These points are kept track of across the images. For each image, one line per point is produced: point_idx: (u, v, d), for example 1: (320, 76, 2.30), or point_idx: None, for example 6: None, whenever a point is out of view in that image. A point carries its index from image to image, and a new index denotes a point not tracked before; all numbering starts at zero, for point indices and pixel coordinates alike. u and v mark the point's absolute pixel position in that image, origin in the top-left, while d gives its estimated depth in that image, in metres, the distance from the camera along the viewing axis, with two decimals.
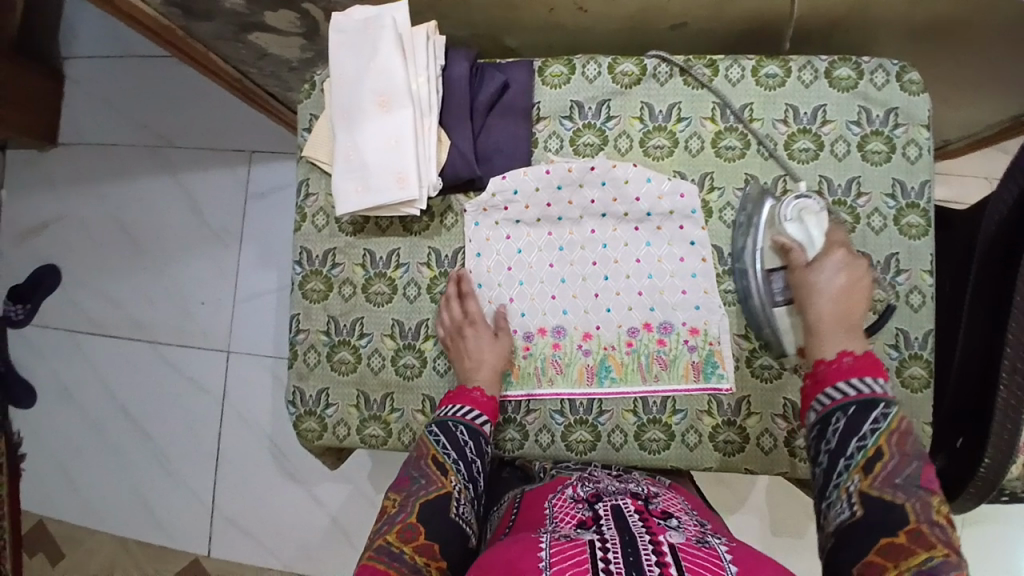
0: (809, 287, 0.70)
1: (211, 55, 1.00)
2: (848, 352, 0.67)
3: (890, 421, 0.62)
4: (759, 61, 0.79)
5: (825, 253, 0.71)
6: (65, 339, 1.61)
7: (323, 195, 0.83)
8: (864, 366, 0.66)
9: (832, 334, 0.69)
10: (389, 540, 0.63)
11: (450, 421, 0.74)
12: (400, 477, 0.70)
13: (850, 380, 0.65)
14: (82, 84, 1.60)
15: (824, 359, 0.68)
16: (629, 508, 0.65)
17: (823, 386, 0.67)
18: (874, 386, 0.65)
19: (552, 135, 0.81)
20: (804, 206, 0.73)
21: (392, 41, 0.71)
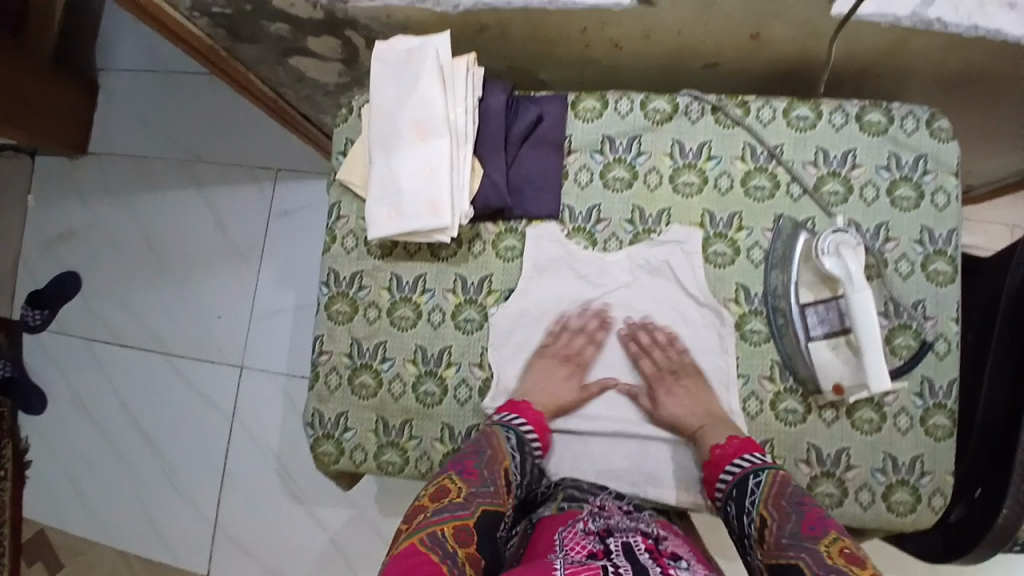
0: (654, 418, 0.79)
1: (249, 75, 1.02)
2: (717, 444, 0.74)
3: (764, 489, 0.68)
4: (790, 104, 0.80)
5: (863, 287, 0.70)
6: (80, 346, 1.62)
7: (354, 217, 0.84)
8: (735, 450, 0.73)
9: (705, 427, 0.76)
10: (443, 533, 0.60)
11: (524, 441, 0.75)
12: (470, 467, 0.68)
13: (726, 468, 0.72)
14: (116, 96, 1.64)
15: (716, 443, 0.74)
16: (640, 543, 0.63)
17: (713, 482, 0.74)
18: (744, 465, 0.71)
19: (582, 168, 0.81)
20: (839, 240, 0.72)
21: (432, 71, 0.71)
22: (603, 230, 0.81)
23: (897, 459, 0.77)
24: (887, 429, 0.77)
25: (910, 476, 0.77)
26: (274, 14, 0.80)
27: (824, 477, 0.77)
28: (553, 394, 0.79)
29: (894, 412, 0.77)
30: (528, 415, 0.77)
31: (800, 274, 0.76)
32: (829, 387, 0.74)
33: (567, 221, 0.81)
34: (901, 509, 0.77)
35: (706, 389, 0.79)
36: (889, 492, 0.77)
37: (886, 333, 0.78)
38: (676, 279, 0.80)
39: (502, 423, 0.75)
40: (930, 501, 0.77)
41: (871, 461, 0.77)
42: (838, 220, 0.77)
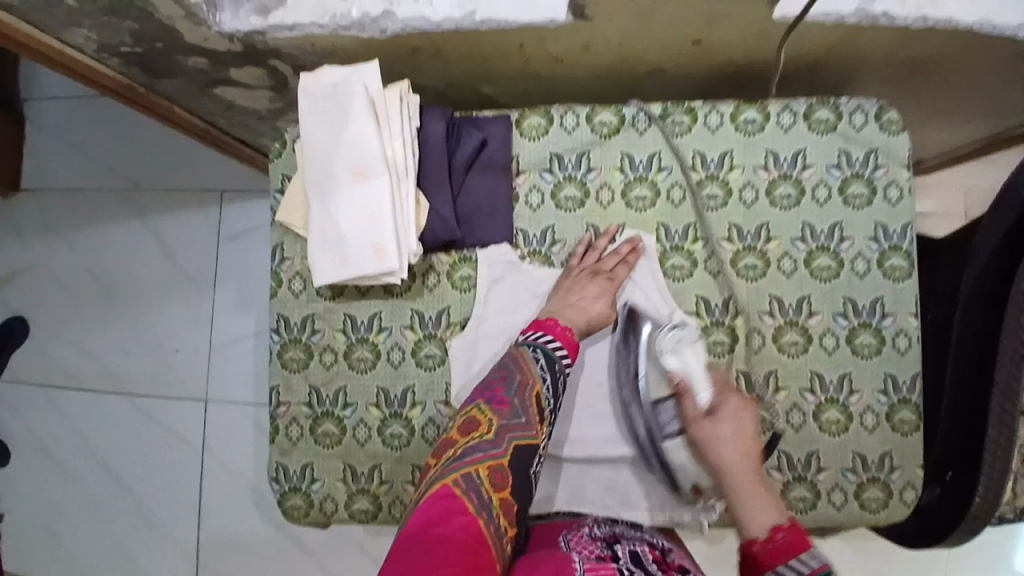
0: (710, 443, 0.67)
1: (177, 109, 0.96)
2: (779, 526, 0.59)
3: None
4: (737, 107, 0.77)
5: (717, 397, 0.69)
6: (35, 392, 1.55)
7: (299, 258, 0.80)
8: (794, 539, 0.58)
9: (760, 500, 0.62)
10: (477, 474, 0.59)
11: (546, 350, 0.69)
12: (501, 398, 0.65)
13: (790, 564, 0.57)
14: (43, 126, 1.55)
15: (756, 536, 0.60)
16: (647, 553, 0.63)
17: (764, 570, 0.58)
18: (812, 563, 0.56)
19: (532, 189, 0.78)
20: (679, 335, 0.72)
21: (364, 108, 0.67)
22: (560, 252, 0.78)
23: (865, 458, 0.77)
24: (854, 429, 0.77)
25: (879, 473, 0.76)
26: (189, 49, 0.75)
27: (795, 481, 0.77)
28: (587, 309, 0.73)
29: (860, 411, 0.77)
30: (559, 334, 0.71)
31: (648, 374, 0.74)
32: (686, 487, 0.72)
33: (522, 245, 0.78)
34: (873, 506, 0.76)
35: (749, 438, 0.67)
36: (860, 490, 0.77)
37: (847, 333, 0.77)
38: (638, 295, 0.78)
39: (528, 342, 0.70)
40: (902, 495, 0.76)
41: (840, 462, 0.77)
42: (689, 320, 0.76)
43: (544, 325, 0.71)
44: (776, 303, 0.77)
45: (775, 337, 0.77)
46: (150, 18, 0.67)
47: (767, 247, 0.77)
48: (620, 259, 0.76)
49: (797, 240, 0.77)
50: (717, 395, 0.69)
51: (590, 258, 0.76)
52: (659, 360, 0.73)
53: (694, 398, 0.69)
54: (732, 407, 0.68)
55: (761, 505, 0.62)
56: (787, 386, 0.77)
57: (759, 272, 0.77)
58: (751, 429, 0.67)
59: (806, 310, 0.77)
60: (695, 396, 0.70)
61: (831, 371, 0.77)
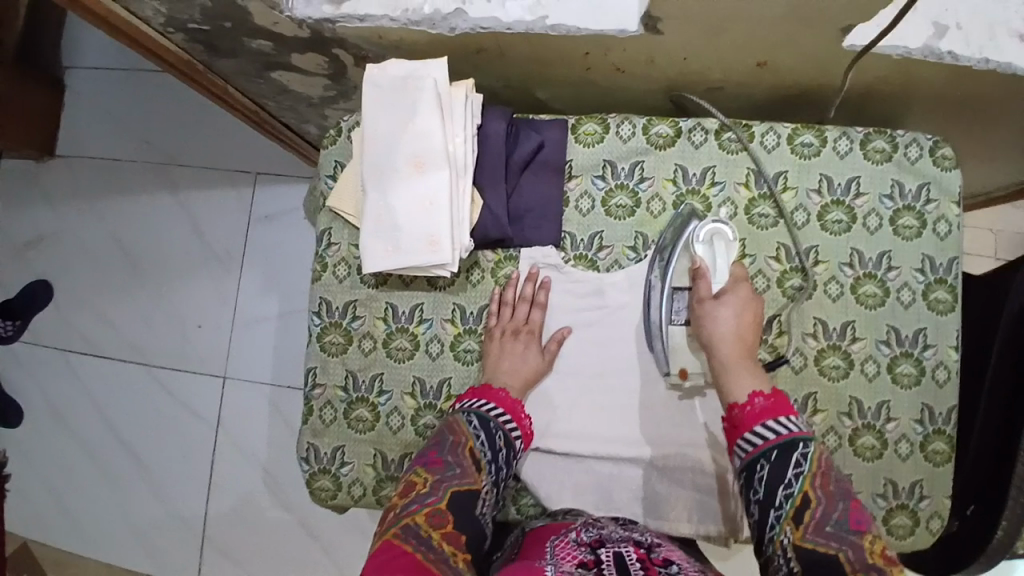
0: (705, 318, 0.70)
1: (230, 89, 0.97)
2: (759, 392, 0.65)
3: (812, 464, 0.60)
4: (794, 130, 0.79)
5: (727, 287, 0.72)
6: (55, 356, 1.56)
7: (345, 245, 0.81)
8: (774, 407, 0.63)
9: (745, 372, 0.67)
10: (416, 522, 0.61)
11: (488, 420, 0.71)
12: (433, 457, 0.67)
13: (766, 423, 0.62)
14: (85, 95, 1.58)
15: (736, 402, 0.65)
16: (632, 555, 0.62)
17: (740, 430, 0.64)
18: (789, 427, 0.62)
19: (584, 194, 0.79)
20: (715, 229, 0.76)
21: (432, 102, 0.68)
22: (606, 257, 0.78)
23: (897, 484, 0.78)
24: (888, 456, 0.78)
25: (909, 500, 0.77)
26: (255, 31, 0.76)
27: None
28: (520, 369, 0.75)
29: (895, 439, 0.78)
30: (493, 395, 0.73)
31: (677, 263, 0.76)
32: (674, 369, 0.74)
33: (569, 249, 0.79)
34: (900, 532, 0.77)
35: (755, 327, 0.70)
36: (888, 516, 0.78)
37: (889, 361, 0.78)
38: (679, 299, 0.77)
39: (465, 409, 0.72)
40: (928, 523, 0.77)
41: (871, 487, 0.78)
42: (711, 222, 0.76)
43: (484, 393, 0.73)
44: (820, 325, 0.78)
45: (816, 360, 0.78)
46: None
47: (815, 269, 0.78)
48: (528, 303, 0.77)
49: (844, 265, 0.78)
50: (731, 284, 0.73)
51: (506, 314, 0.77)
52: (684, 246, 0.76)
53: (708, 283, 0.73)
54: (739, 294, 0.71)
55: (746, 376, 0.66)
56: (825, 409, 0.78)
57: (805, 293, 0.78)
58: (753, 321, 0.70)
59: (850, 335, 0.78)
60: (709, 281, 0.73)
61: (869, 398, 0.78)
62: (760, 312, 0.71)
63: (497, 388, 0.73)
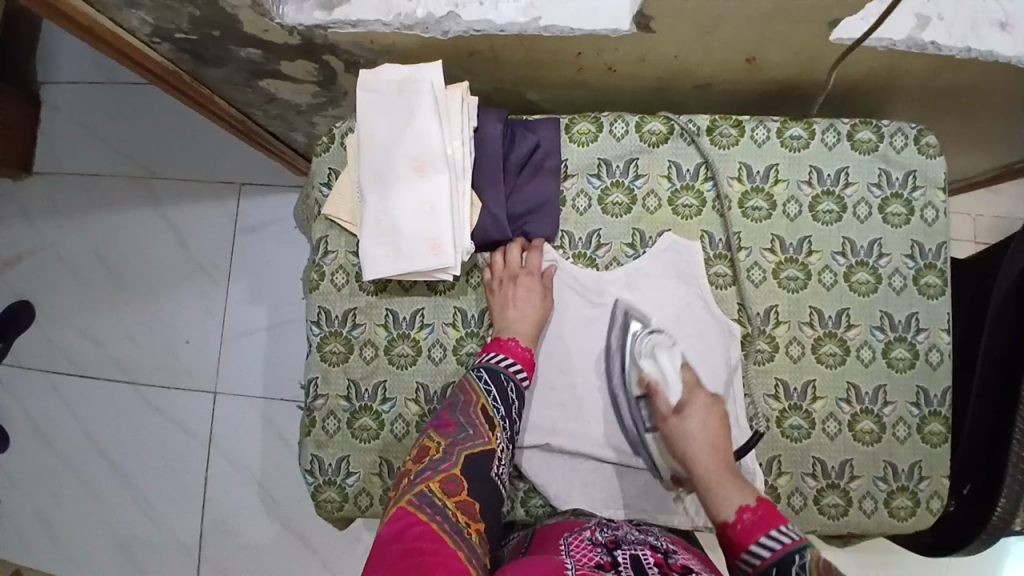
0: (679, 435, 0.70)
1: (217, 99, 0.96)
2: (747, 506, 0.64)
3: (813, 574, 0.57)
4: (784, 123, 0.80)
5: (686, 396, 0.72)
6: (39, 377, 1.52)
7: (343, 252, 0.80)
8: (765, 519, 0.62)
9: (728, 483, 0.66)
10: (431, 488, 0.62)
11: (499, 372, 0.72)
12: (446, 419, 0.70)
13: (760, 540, 0.61)
14: (62, 111, 1.55)
15: (727, 521, 0.64)
16: (649, 559, 0.62)
17: (738, 549, 0.62)
18: (784, 537, 0.60)
19: (580, 193, 0.79)
20: (656, 340, 0.75)
21: (429, 106, 0.68)
22: (605, 255, 0.79)
23: (896, 467, 0.78)
24: (887, 440, 0.78)
25: (909, 482, 0.78)
26: (244, 40, 0.75)
27: (829, 488, 0.78)
28: (528, 313, 0.75)
29: (892, 422, 0.79)
30: (506, 349, 0.74)
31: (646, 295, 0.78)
32: (666, 475, 0.75)
33: (567, 248, 0.79)
34: (902, 514, 0.78)
35: (719, 423, 0.71)
36: (890, 498, 0.78)
37: (884, 346, 0.79)
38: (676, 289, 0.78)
39: (476, 366, 0.74)
40: (929, 504, 0.78)
41: (872, 470, 0.78)
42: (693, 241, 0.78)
43: (493, 347, 0.74)
44: (816, 314, 0.79)
45: (814, 348, 0.78)
46: (215, 5, 0.67)
47: (809, 259, 0.79)
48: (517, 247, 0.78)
49: (837, 254, 0.79)
50: (687, 394, 0.72)
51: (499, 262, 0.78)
52: (632, 364, 0.75)
53: (665, 398, 0.72)
54: (698, 414, 0.71)
55: (731, 492, 0.65)
56: (824, 396, 0.78)
57: (800, 284, 0.79)
58: (723, 431, 0.71)
59: (845, 323, 0.79)
60: (666, 396, 0.72)
61: (866, 383, 0.79)
62: (722, 408, 0.72)
63: (511, 340, 0.74)
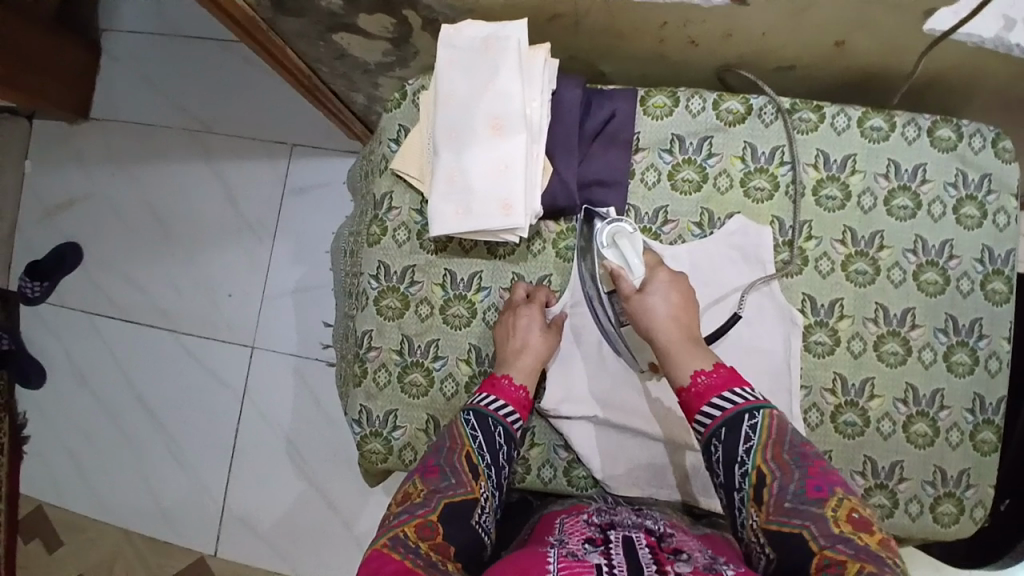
0: (640, 311, 0.70)
1: (287, 50, 0.97)
2: (702, 370, 0.65)
3: (761, 434, 0.60)
4: (865, 113, 0.78)
5: (648, 275, 0.72)
6: (81, 318, 1.56)
7: (407, 209, 0.81)
8: (720, 382, 0.64)
9: (687, 351, 0.67)
10: (406, 532, 0.60)
11: (489, 415, 0.71)
12: (429, 466, 0.67)
13: (712, 401, 0.63)
14: (122, 60, 1.58)
15: (683, 385, 0.66)
16: (641, 539, 0.60)
17: (692, 414, 0.64)
18: (739, 399, 0.62)
19: (650, 167, 0.78)
20: (617, 229, 0.74)
21: (514, 63, 0.68)
22: (670, 232, 0.78)
23: (945, 472, 0.77)
24: (939, 444, 0.77)
25: (956, 489, 0.77)
26: None
27: (877, 488, 0.76)
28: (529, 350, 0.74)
29: (946, 427, 0.77)
30: (509, 394, 0.73)
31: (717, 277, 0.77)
32: (645, 366, 0.76)
33: (633, 221, 0.78)
34: (945, 520, 0.76)
35: (691, 302, 0.71)
36: (936, 504, 0.77)
37: (945, 349, 0.77)
38: (745, 268, 0.77)
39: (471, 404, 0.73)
40: (973, 512, 0.77)
41: (921, 474, 0.77)
42: (764, 227, 0.77)
43: (490, 386, 0.74)
44: (881, 310, 0.77)
45: (875, 345, 0.77)
46: None
47: (879, 254, 0.77)
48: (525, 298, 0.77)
49: (908, 252, 0.77)
50: (649, 273, 0.72)
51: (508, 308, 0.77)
52: (596, 254, 0.75)
53: (629, 281, 0.71)
54: (658, 289, 0.70)
55: (690, 358, 0.66)
56: (881, 395, 0.77)
57: (868, 279, 0.77)
58: (689, 308, 0.70)
59: (909, 322, 0.77)
60: (630, 279, 0.72)
61: (924, 385, 0.77)
62: (687, 287, 0.72)
63: (506, 378, 0.74)
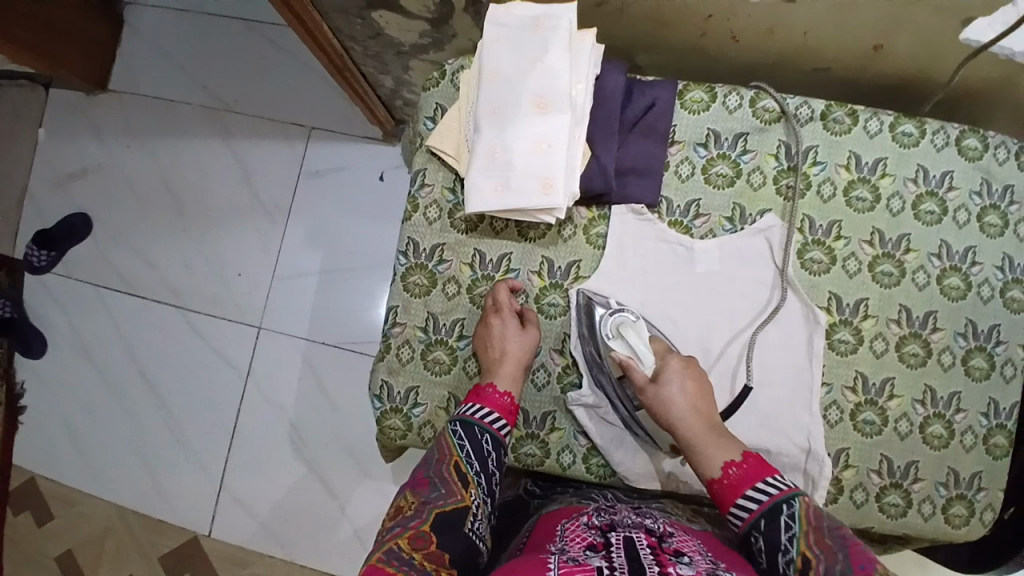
0: (659, 404, 0.70)
1: (323, 26, 0.97)
2: (732, 462, 0.66)
3: (801, 522, 0.60)
4: (897, 118, 0.79)
5: (661, 364, 0.72)
6: (87, 289, 1.54)
7: (439, 187, 0.81)
8: (751, 472, 0.65)
9: (713, 444, 0.68)
10: (399, 545, 0.61)
11: (475, 424, 0.72)
12: (420, 480, 0.69)
13: (744, 497, 0.63)
14: (145, 33, 1.57)
15: (714, 478, 0.66)
16: (641, 541, 0.60)
17: (726, 508, 0.65)
18: (772, 488, 0.63)
19: (684, 160, 0.79)
20: (621, 320, 0.75)
21: (562, 43, 0.69)
22: (701, 226, 0.78)
23: (958, 474, 0.77)
24: (954, 447, 0.77)
25: (968, 491, 0.77)
26: None
27: (892, 487, 0.77)
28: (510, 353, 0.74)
29: (962, 429, 0.78)
30: (495, 401, 0.73)
31: (746, 271, 0.78)
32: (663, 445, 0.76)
33: (664, 214, 0.79)
34: (956, 521, 0.77)
35: (706, 386, 0.72)
36: (947, 505, 0.77)
37: (964, 353, 0.78)
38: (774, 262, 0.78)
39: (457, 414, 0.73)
40: (982, 515, 0.77)
41: (934, 475, 0.77)
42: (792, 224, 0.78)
43: (476, 397, 0.74)
44: (905, 312, 0.78)
45: (897, 346, 0.78)
46: None
47: (905, 257, 0.78)
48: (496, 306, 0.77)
49: (933, 256, 0.79)
50: (659, 361, 0.72)
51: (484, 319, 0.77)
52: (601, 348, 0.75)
53: (640, 370, 0.72)
54: (674, 380, 0.70)
55: (718, 450, 0.67)
56: (901, 395, 0.77)
57: (893, 280, 0.78)
58: (705, 395, 0.71)
59: (931, 324, 0.78)
60: (641, 368, 0.72)
61: (943, 387, 0.78)
62: (700, 374, 0.72)
63: (490, 386, 0.74)
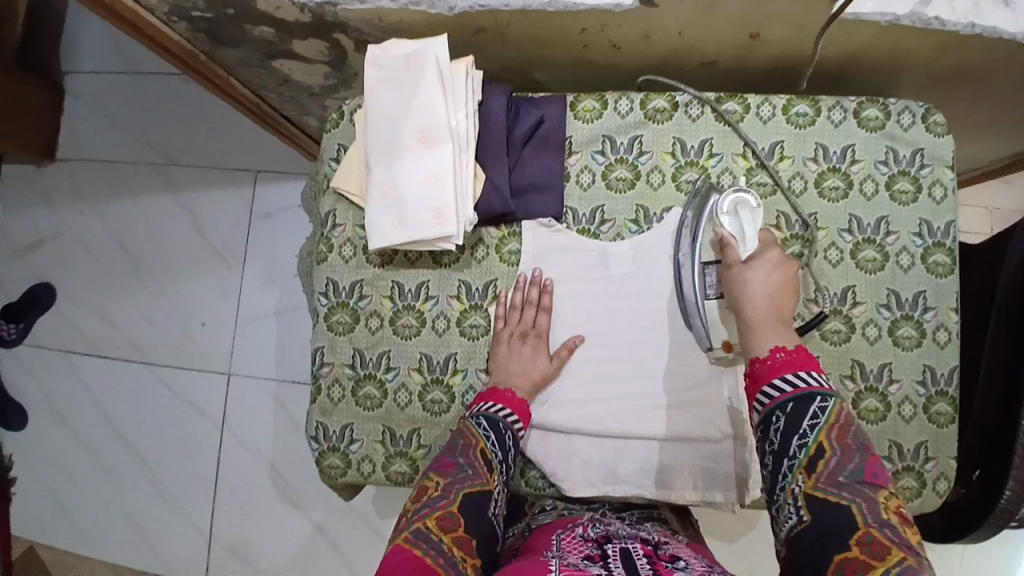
0: (741, 281, 0.70)
1: (230, 78, 0.99)
2: (781, 348, 0.66)
3: (831, 416, 0.60)
4: (789, 101, 0.80)
5: (759, 252, 0.72)
6: (58, 358, 1.56)
7: (351, 226, 0.82)
8: (796, 361, 0.64)
9: (770, 327, 0.67)
10: (428, 526, 0.61)
11: (498, 420, 0.72)
12: (444, 461, 0.68)
13: (785, 376, 0.63)
14: (84, 100, 1.60)
15: (758, 355, 0.66)
16: (638, 550, 0.62)
17: (759, 383, 0.65)
18: (812, 380, 0.62)
19: (584, 169, 0.80)
20: (739, 200, 0.75)
21: (434, 78, 0.71)
22: (609, 231, 0.79)
23: (901, 446, 0.78)
24: (892, 418, 0.78)
25: (915, 462, 0.77)
26: (258, 18, 0.77)
27: None
28: (529, 371, 0.76)
29: (898, 401, 0.78)
30: (515, 404, 0.74)
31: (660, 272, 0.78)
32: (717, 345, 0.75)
33: (572, 223, 0.80)
34: (907, 494, 0.77)
35: (793, 288, 0.70)
36: (896, 478, 0.77)
37: (889, 324, 0.78)
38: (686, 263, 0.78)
39: (479, 411, 0.73)
40: (935, 485, 0.77)
41: (876, 449, 0.78)
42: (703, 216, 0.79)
43: (490, 395, 0.75)
44: (821, 291, 0.79)
45: (818, 325, 0.78)
46: None
47: (814, 236, 0.79)
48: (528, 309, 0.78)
49: (844, 232, 0.79)
50: (760, 249, 0.72)
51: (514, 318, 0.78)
52: (709, 220, 0.76)
53: (737, 251, 0.72)
54: (765, 269, 0.70)
55: (771, 333, 0.67)
56: (827, 373, 0.78)
57: (804, 261, 0.79)
58: (790, 296, 0.70)
59: (850, 300, 0.79)
60: (738, 250, 0.73)
61: (870, 361, 0.78)
62: (795, 276, 0.71)
63: (510, 391, 0.74)
